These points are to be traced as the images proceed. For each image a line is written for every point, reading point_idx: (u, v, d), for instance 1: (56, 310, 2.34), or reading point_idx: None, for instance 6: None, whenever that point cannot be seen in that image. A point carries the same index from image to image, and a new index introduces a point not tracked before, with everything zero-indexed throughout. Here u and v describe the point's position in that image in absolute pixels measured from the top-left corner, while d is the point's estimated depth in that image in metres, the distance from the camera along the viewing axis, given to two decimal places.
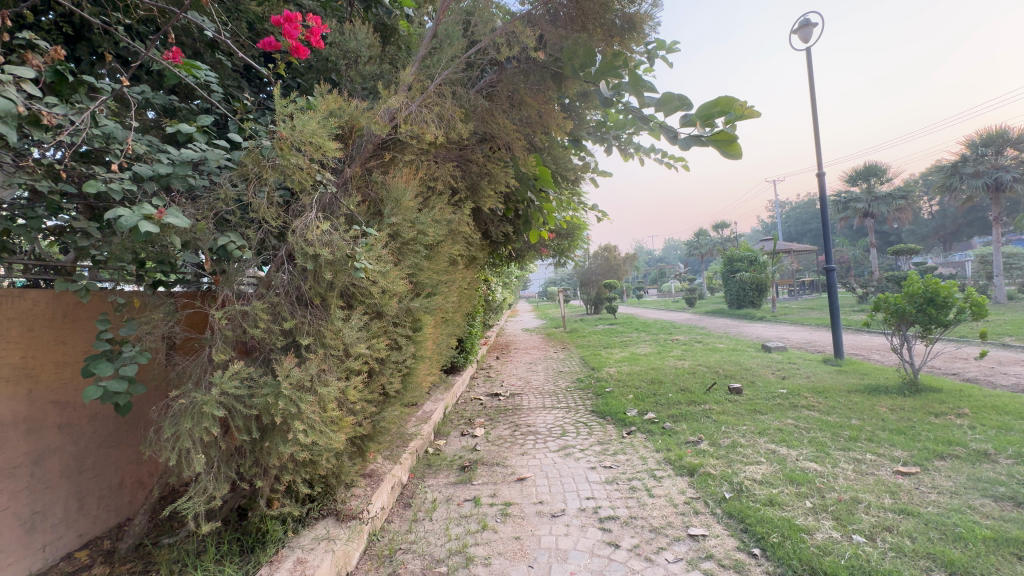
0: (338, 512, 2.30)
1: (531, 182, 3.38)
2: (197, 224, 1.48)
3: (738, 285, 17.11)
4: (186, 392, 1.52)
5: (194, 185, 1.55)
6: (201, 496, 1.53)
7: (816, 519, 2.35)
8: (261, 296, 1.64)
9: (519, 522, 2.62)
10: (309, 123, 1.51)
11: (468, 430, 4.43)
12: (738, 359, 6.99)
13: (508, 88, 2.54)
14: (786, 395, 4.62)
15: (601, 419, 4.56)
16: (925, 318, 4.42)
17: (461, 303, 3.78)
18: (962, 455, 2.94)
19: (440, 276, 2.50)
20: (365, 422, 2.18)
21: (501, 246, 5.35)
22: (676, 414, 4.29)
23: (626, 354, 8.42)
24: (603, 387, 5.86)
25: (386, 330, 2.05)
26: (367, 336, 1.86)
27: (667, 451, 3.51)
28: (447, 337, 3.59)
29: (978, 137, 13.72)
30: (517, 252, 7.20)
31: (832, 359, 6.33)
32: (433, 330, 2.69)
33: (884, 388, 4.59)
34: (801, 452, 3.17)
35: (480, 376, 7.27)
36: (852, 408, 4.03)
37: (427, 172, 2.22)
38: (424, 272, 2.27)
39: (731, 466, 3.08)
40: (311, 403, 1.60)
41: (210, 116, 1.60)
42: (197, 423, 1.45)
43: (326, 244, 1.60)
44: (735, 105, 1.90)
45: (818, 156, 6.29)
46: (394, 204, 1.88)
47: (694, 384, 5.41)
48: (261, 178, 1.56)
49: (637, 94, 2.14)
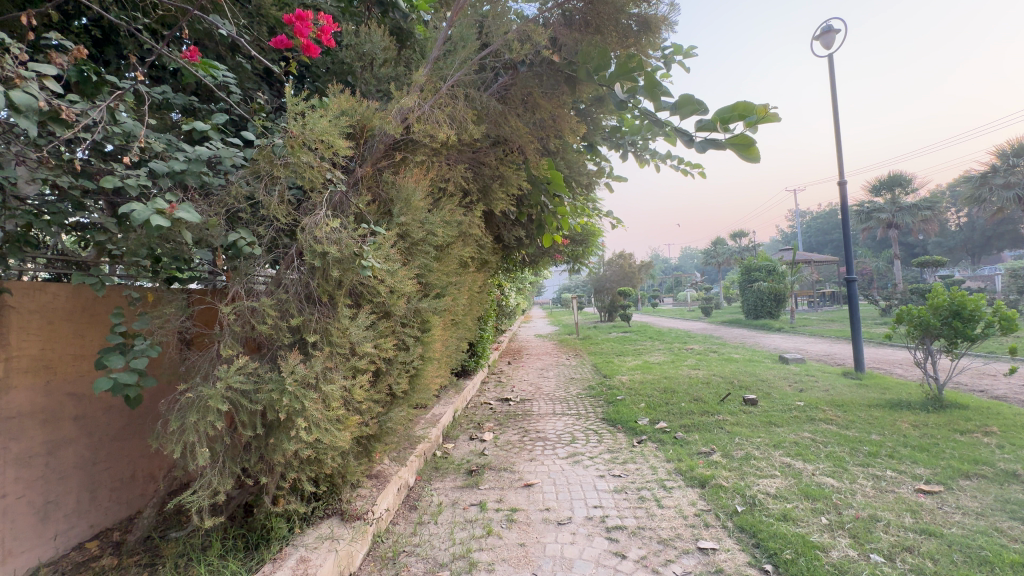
0: (342, 512, 2.30)
1: (543, 187, 3.37)
2: (209, 220, 1.50)
3: (756, 295, 16.81)
4: (194, 386, 1.54)
5: (208, 182, 1.57)
6: (205, 490, 1.54)
7: (832, 536, 2.26)
8: (270, 294, 1.66)
9: (524, 529, 2.58)
10: (320, 121, 1.52)
11: (476, 435, 4.41)
12: (754, 369, 6.86)
13: (521, 92, 2.53)
14: (804, 408, 4.50)
15: (612, 427, 4.50)
16: (951, 331, 4.27)
17: (471, 307, 3.77)
18: (989, 474, 2.82)
19: (449, 276, 2.50)
20: (370, 422, 2.18)
21: (513, 250, 5.35)
22: (688, 424, 4.21)
23: (639, 362, 8.33)
24: (615, 394, 5.80)
25: (395, 330, 2.06)
26: (373, 335, 1.85)
27: (678, 461, 3.45)
28: (456, 341, 3.58)
29: (1009, 147, 13.30)
30: (531, 257, 7.18)
31: (852, 372, 6.16)
32: (442, 332, 2.70)
33: (906, 403, 4.45)
34: (819, 467, 3.07)
35: (492, 380, 7.26)
36: (872, 423, 3.91)
37: (439, 173, 2.23)
38: (434, 272, 2.27)
39: (744, 479, 3.00)
40: (314, 400, 1.60)
41: (224, 115, 1.62)
42: (202, 417, 1.46)
43: (334, 243, 1.60)
44: (756, 109, 1.86)
45: (840, 165, 6.16)
46: (404, 203, 1.88)
47: (708, 394, 5.32)
48: (272, 173, 1.58)
49: (653, 98, 2.11)
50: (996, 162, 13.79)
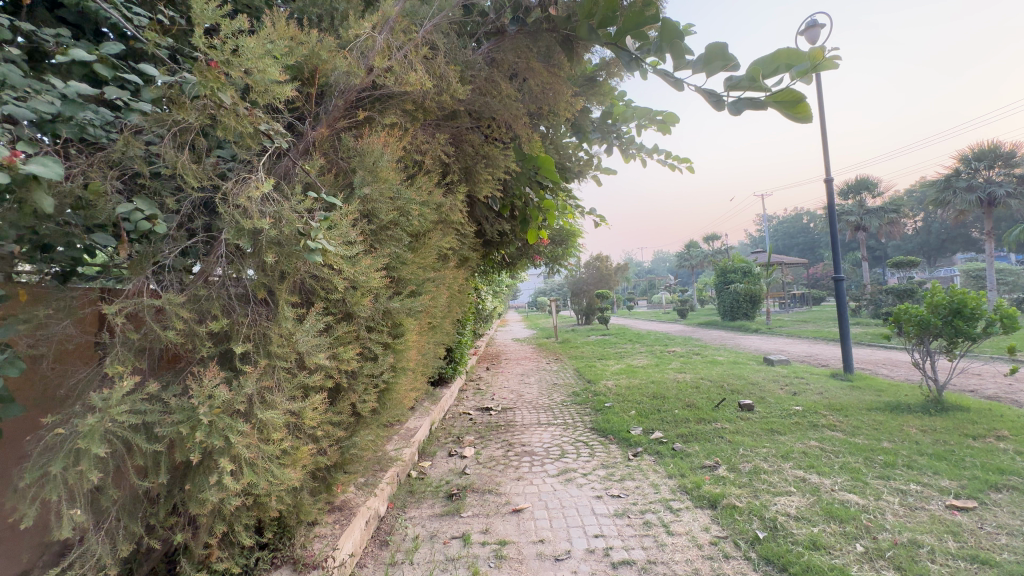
0: (295, 561, 1.86)
1: (531, 174, 3.07)
2: (88, 184, 1.07)
3: (731, 297, 16.90)
4: (67, 419, 1.09)
5: (93, 136, 1.13)
6: (84, 567, 1.09)
7: (875, 569, 1.96)
8: (183, 288, 1.22)
9: (516, 568, 2.19)
10: (248, 46, 1.10)
11: (456, 451, 4.01)
12: (741, 372, 6.66)
13: (512, 55, 2.18)
14: (803, 413, 4.26)
15: (603, 438, 4.16)
16: (952, 331, 4.11)
17: (449, 309, 3.37)
18: (1020, 486, 2.59)
19: (427, 271, 2.10)
20: (329, 450, 1.76)
21: (493, 249, 4.99)
22: (685, 433, 3.91)
23: (622, 366, 8.06)
24: (602, 401, 5.47)
25: (360, 336, 1.65)
26: (328, 342, 1.43)
27: (680, 477, 3.13)
28: (434, 346, 3.18)
29: (970, 151, 13.75)
30: (511, 257, 6.83)
31: (840, 374, 6.03)
32: (418, 335, 2.30)
33: (906, 405, 4.26)
34: (838, 482, 2.79)
35: (470, 388, 6.86)
36: (878, 429, 3.68)
37: (413, 143, 1.82)
38: (409, 263, 1.86)
39: (758, 497, 2.69)
40: (243, 434, 1.17)
41: (118, 44, 1.17)
42: (72, 466, 1.01)
43: (270, 218, 1.18)
44: (806, 55, 1.51)
45: (826, 162, 6.04)
46: (370, 173, 1.48)
47: (700, 399, 5.05)
48: (184, 122, 1.14)
49: (673, 53, 1.75)
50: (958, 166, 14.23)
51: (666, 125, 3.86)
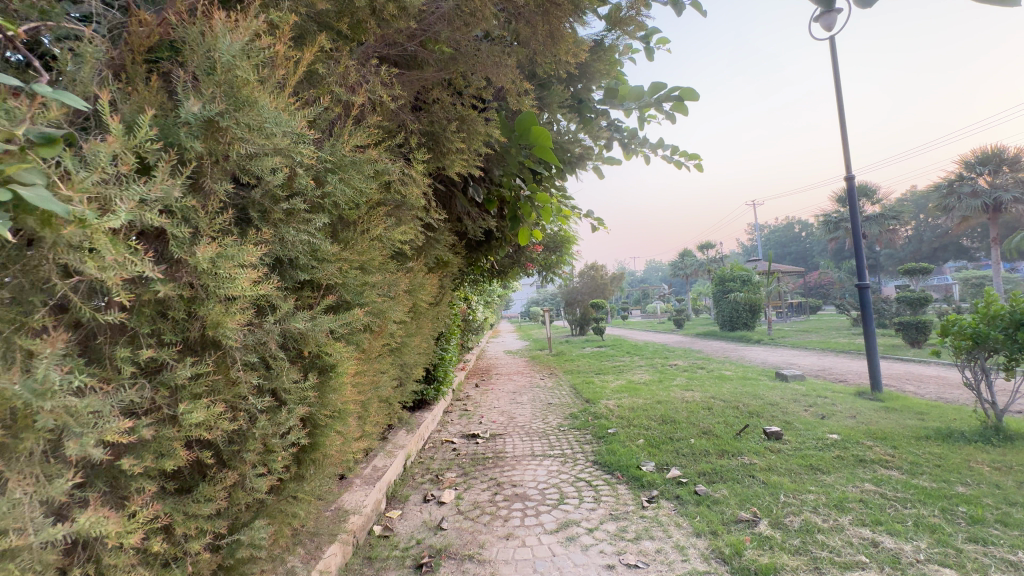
0: None
1: (524, 149, 2.44)
2: None
3: (731, 306, 16.33)
4: None
5: None
6: None
7: None
8: None
9: None
10: None
11: (432, 494, 3.33)
12: (754, 390, 6.05)
13: None
14: (842, 442, 3.64)
15: (609, 476, 3.50)
16: (1013, 346, 3.51)
17: (418, 322, 2.73)
18: None
19: (369, 272, 1.46)
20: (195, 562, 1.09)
21: (479, 253, 4.38)
22: (708, 472, 3.27)
23: (622, 382, 7.41)
24: (605, 426, 4.80)
25: (233, 379, 1.00)
26: (132, 396, 0.79)
27: (712, 536, 2.47)
28: (398, 372, 2.53)
29: (973, 156, 13.44)
30: (501, 264, 6.19)
31: (868, 392, 5.42)
32: (362, 362, 1.66)
33: (962, 433, 3.65)
34: (922, 550, 2.14)
35: (457, 409, 6.16)
36: (941, 465, 3.06)
37: (337, 73, 1.19)
38: (331, 259, 1.23)
39: (822, 572, 2.04)
40: None
41: None
42: None
43: None
44: None
45: (847, 157, 5.51)
46: (225, 90, 0.81)
47: (718, 424, 4.40)
48: None
49: None
50: (962, 171, 13.91)
51: (682, 105, 3.26)
